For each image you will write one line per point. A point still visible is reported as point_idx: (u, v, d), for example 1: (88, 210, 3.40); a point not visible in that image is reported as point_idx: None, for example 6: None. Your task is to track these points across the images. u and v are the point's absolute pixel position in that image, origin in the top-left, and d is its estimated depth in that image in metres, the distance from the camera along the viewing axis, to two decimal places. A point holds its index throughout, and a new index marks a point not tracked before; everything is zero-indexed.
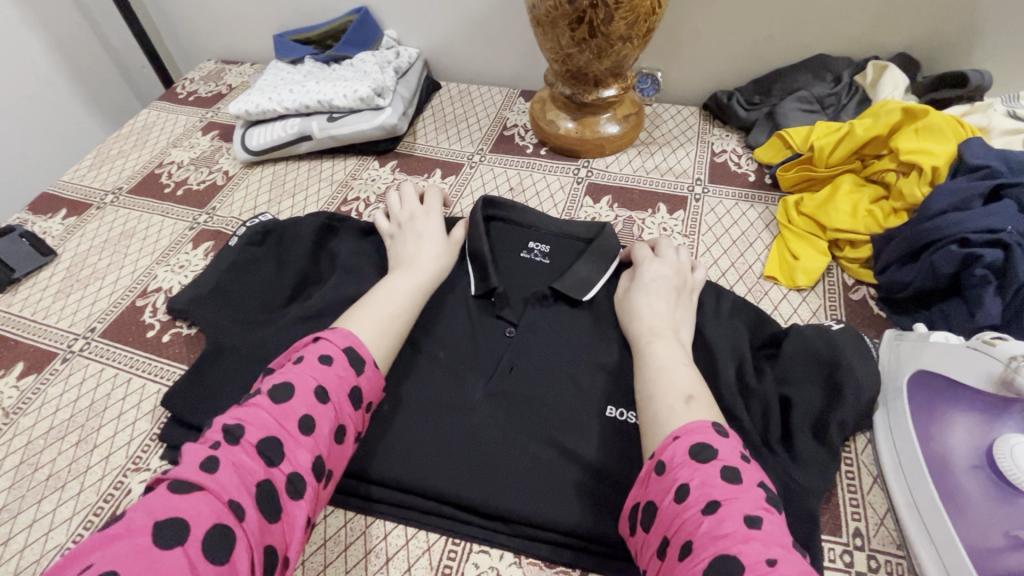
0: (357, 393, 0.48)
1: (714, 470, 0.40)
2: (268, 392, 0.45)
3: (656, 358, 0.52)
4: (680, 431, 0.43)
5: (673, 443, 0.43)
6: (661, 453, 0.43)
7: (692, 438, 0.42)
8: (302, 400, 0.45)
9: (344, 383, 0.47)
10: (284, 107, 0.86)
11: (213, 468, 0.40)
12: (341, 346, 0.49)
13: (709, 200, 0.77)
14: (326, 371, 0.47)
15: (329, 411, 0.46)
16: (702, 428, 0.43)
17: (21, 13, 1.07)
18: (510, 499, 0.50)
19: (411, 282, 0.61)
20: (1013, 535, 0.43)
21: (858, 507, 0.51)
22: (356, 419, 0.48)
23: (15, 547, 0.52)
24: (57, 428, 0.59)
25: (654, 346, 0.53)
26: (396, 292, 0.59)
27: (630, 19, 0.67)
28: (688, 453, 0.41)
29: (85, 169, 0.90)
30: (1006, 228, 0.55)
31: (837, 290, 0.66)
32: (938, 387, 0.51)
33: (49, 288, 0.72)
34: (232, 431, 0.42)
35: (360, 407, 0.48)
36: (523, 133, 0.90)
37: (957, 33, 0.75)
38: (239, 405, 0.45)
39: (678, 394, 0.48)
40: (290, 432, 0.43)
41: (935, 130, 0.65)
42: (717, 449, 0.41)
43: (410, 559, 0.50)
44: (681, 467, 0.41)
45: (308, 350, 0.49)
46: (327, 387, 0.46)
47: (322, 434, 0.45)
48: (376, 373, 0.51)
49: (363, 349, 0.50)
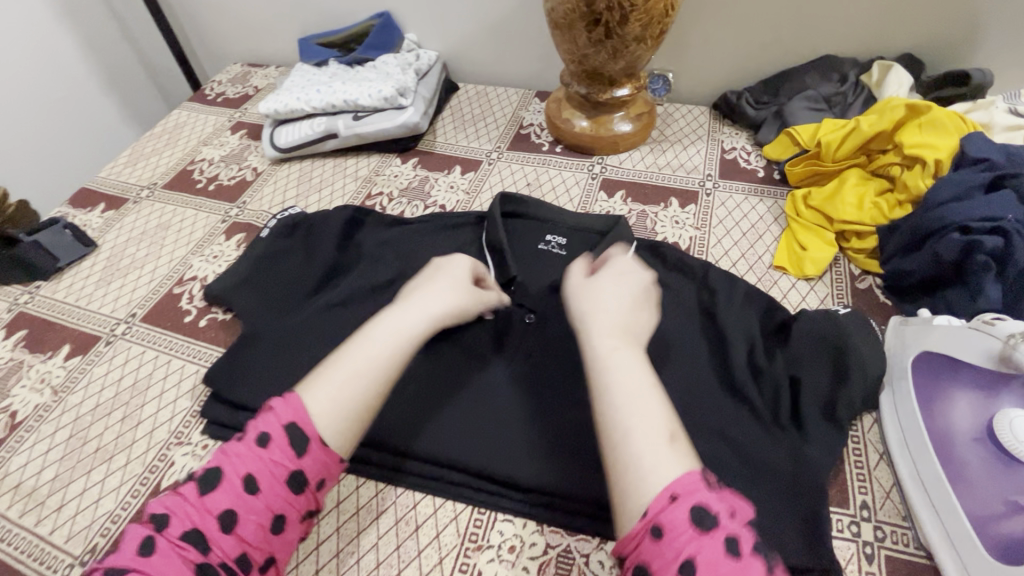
0: (297, 478, 0.42)
1: (717, 543, 0.36)
2: (205, 475, 0.42)
3: (616, 382, 0.44)
4: (677, 490, 0.38)
5: (671, 506, 0.37)
6: (657, 513, 0.37)
7: (692, 501, 0.37)
8: (228, 492, 0.41)
9: (281, 469, 0.42)
10: (311, 106, 0.90)
11: (146, 553, 0.38)
12: (281, 424, 0.43)
13: (719, 194, 0.80)
14: (260, 456, 0.42)
15: (257, 503, 0.41)
16: (699, 485, 0.38)
17: (60, 19, 1.13)
18: (534, 471, 0.53)
19: (401, 329, 0.51)
20: (1013, 501, 0.45)
21: (865, 481, 0.53)
22: (301, 502, 0.43)
23: (68, 513, 0.55)
24: (103, 405, 0.63)
25: (612, 370, 0.45)
26: (386, 338, 0.50)
27: (644, 21, 0.71)
28: (691, 521, 0.36)
29: (122, 165, 0.94)
30: (1006, 216, 0.57)
31: (844, 279, 0.69)
32: (941, 367, 0.53)
33: (91, 276, 0.77)
34: (159, 521, 0.40)
35: (303, 492, 0.43)
36: (539, 132, 0.94)
37: (960, 34, 0.78)
38: (179, 486, 0.43)
39: (660, 432, 0.41)
40: (211, 527, 0.40)
41: (938, 125, 0.68)
42: (715, 513, 0.37)
43: (439, 527, 0.53)
44: (683, 540, 0.36)
45: (252, 425, 0.44)
46: (260, 474, 0.41)
47: (247, 530, 0.40)
48: (323, 454, 0.43)
49: (311, 426, 0.43)
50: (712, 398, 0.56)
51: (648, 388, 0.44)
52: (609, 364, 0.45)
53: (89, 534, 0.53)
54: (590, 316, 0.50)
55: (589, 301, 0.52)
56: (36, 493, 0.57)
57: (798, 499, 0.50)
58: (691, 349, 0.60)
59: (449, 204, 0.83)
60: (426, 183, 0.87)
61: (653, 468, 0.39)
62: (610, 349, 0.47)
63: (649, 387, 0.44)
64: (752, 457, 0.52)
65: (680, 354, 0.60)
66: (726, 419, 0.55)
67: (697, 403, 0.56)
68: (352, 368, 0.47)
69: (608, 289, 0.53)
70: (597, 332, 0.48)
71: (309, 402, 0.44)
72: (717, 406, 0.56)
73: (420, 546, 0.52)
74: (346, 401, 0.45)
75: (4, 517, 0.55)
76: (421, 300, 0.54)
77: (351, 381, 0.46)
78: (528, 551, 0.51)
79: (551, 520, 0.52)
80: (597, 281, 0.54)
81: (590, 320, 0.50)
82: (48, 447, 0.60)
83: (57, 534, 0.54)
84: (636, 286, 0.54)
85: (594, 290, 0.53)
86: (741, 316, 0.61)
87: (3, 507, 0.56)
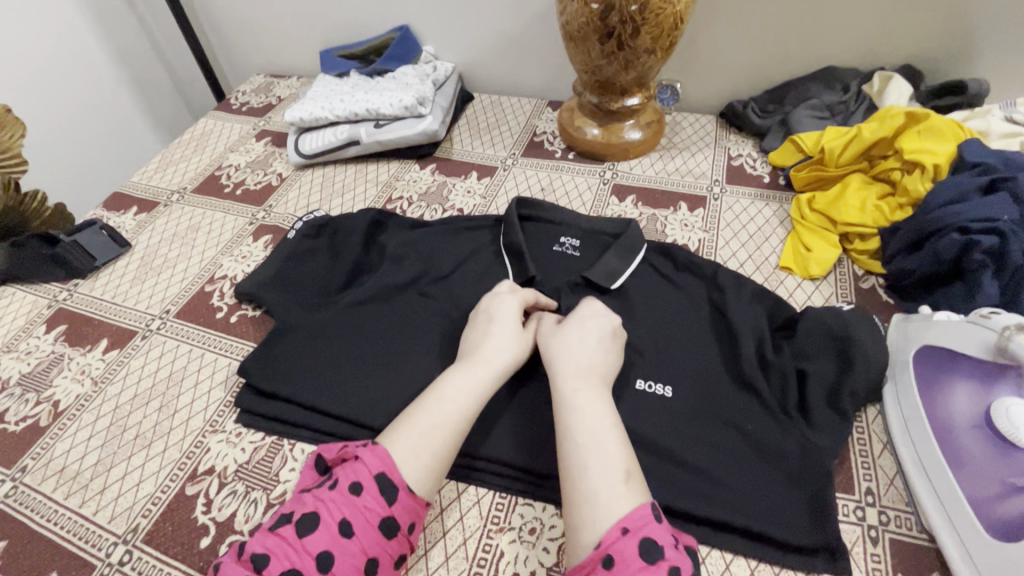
0: (389, 522, 0.46)
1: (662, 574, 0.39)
2: (299, 518, 0.44)
3: (575, 423, 0.49)
4: (628, 524, 0.42)
5: (622, 538, 0.41)
6: (608, 544, 0.41)
7: (641, 534, 0.41)
8: (325, 535, 0.44)
9: (373, 516, 0.45)
10: (335, 114, 0.94)
11: None
12: (373, 472, 0.46)
13: (726, 199, 0.84)
14: (355, 502, 0.45)
15: (352, 546, 0.44)
16: (648, 519, 0.42)
17: (93, 32, 1.19)
18: (553, 457, 0.56)
19: (467, 384, 0.54)
20: (1009, 482, 0.47)
21: (870, 469, 0.56)
22: (388, 549, 0.45)
23: (110, 495, 0.58)
24: (142, 395, 0.66)
25: (573, 412, 0.50)
26: (458, 392, 0.53)
27: (655, 34, 0.75)
28: (638, 552, 0.40)
29: (152, 171, 0.99)
30: (1002, 217, 0.60)
31: (848, 279, 0.72)
32: (942, 360, 0.56)
33: (126, 275, 0.81)
34: (258, 562, 0.42)
35: (395, 536, 0.46)
36: (552, 139, 0.98)
37: (958, 46, 0.81)
38: (273, 527, 0.45)
39: (617, 471, 0.46)
40: (310, 567, 0.42)
41: (936, 132, 0.71)
42: (662, 546, 0.41)
43: (463, 510, 0.56)
44: (630, 569, 0.40)
45: (343, 473, 0.47)
46: (353, 521, 0.44)
47: (344, 571, 0.43)
48: (411, 501, 0.47)
49: (397, 474, 0.47)
50: (721, 390, 0.59)
51: (604, 429, 0.49)
52: (571, 406, 0.51)
53: (131, 515, 0.56)
54: (557, 362, 0.55)
55: (557, 348, 0.57)
56: (80, 476, 0.60)
57: (804, 483, 0.52)
58: (702, 344, 0.63)
59: (466, 208, 0.87)
60: (444, 188, 0.91)
61: (608, 503, 0.44)
62: (573, 394, 0.52)
63: (609, 429, 0.49)
64: (761, 444, 0.55)
65: (691, 349, 0.63)
66: (736, 409, 0.57)
67: (707, 394, 0.59)
68: (430, 422, 0.51)
69: (575, 336, 0.57)
70: (563, 377, 0.54)
71: (392, 454, 0.48)
72: (726, 397, 0.58)
73: (445, 528, 0.54)
74: (425, 451, 0.49)
75: (50, 499, 0.58)
76: (487, 352, 0.57)
77: (428, 436, 0.50)
78: (548, 532, 0.53)
79: None
80: (567, 326, 0.59)
81: (557, 366, 0.55)
82: (90, 434, 0.63)
83: (101, 514, 0.57)
84: (602, 330, 0.58)
85: (561, 337, 0.58)
86: (749, 312, 0.64)
87: (49, 489, 0.59)
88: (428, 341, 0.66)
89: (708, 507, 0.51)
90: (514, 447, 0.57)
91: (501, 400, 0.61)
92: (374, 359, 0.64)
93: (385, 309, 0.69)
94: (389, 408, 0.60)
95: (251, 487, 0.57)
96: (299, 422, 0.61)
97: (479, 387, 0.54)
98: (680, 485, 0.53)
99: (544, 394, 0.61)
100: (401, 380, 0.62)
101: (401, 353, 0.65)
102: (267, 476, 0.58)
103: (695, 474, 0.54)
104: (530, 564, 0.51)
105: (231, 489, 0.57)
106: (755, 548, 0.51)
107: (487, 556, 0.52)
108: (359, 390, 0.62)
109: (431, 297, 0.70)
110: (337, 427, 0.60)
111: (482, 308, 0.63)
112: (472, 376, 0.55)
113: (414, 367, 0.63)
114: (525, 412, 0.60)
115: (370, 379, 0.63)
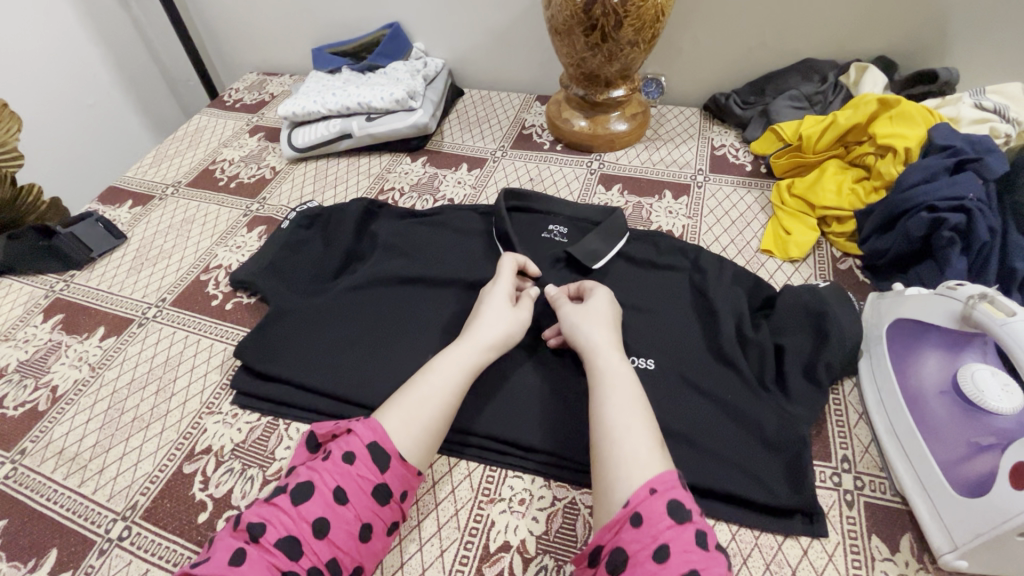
0: (383, 490, 0.47)
1: (688, 533, 0.41)
2: (292, 490, 0.46)
3: (613, 393, 0.51)
4: (657, 485, 0.43)
5: (650, 497, 0.42)
6: (637, 503, 0.42)
7: (669, 496, 0.43)
8: (320, 502, 0.45)
9: (367, 484, 0.47)
10: (327, 109, 0.96)
11: (240, 560, 0.41)
12: (365, 442, 0.48)
13: (710, 187, 0.86)
14: (347, 472, 0.46)
15: (347, 512, 0.45)
16: (675, 483, 0.44)
17: (85, 31, 1.20)
18: (540, 433, 0.58)
19: (458, 361, 0.56)
20: (976, 442, 0.49)
21: (845, 438, 0.58)
22: (385, 514, 0.47)
23: (109, 475, 0.59)
24: (139, 379, 0.68)
25: (613, 382, 0.52)
26: (449, 368, 0.55)
27: (637, 26, 0.77)
28: (667, 511, 0.42)
29: (147, 166, 1.00)
30: (968, 196, 0.63)
31: (827, 261, 0.74)
32: (912, 331, 0.58)
33: (122, 265, 0.83)
34: (254, 530, 0.44)
35: (388, 503, 0.48)
36: (541, 132, 1.00)
37: (930, 38, 0.84)
38: (268, 498, 0.46)
39: (651, 436, 0.48)
40: (306, 533, 0.44)
41: (907, 117, 0.74)
42: (688, 509, 0.43)
43: (455, 483, 0.57)
44: (659, 526, 0.41)
45: (335, 444, 0.48)
46: (347, 489, 0.46)
47: (339, 536, 0.45)
48: (402, 467, 0.49)
49: (390, 443, 0.49)
50: (703, 365, 0.61)
51: (637, 400, 0.51)
52: (609, 376, 0.53)
53: (130, 493, 0.58)
54: (595, 339, 0.57)
55: (594, 326, 0.58)
56: (79, 457, 0.61)
57: (781, 448, 0.54)
58: (684, 323, 0.65)
59: (456, 198, 0.89)
60: (435, 179, 0.93)
61: (644, 465, 0.45)
62: (615, 366, 0.54)
63: (638, 402, 0.51)
64: (740, 414, 0.57)
65: (674, 327, 0.65)
66: (716, 381, 0.60)
67: (689, 367, 0.61)
68: (421, 394, 0.53)
69: (606, 319, 0.59)
70: (603, 352, 0.55)
71: (385, 425, 0.50)
72: (707, 370, 0.61)
73: (437, 500, 0.56)
74: (417, 424, 0.51)
75: (50, 479, 0.60)
76: (479, 328, 0.59)
77: (419, 407, 0.52)
78: (537, 503, 0.55)
79: (557, 476, 0.56)
80: (596, 307, 0.60)
81: (594, 342, 0.56)
82: (88, 417, 0.65)
83: (100, 492, 0.58)
84: (614, 318, 0.60)
85: (594, 317, 0.59)
86: (730, 292, 0.66)
87: (48, 470, 0.60)
88: (420, 324, 0.68)
89: (690, 474, 0.53)
90: (504, 422, 0.59)
91: (491, 378, 0.62)
92: (366, 342, 0.66)
93: (379, 295, 0.71)
94: (381, 388, 0.62)
95: (248, 465, 0.59)
96: (297, 403, 0.63)
97: (470, 365, 0.56)
98: (664, 455, 0.55)
99: (533, 372, 0.63)
100: (394, 361, 0.64)
101: (393, 336, 0.67)
102: (263, 454, 0.60)
103: (678, 441, 0.56)
104: (520, 533, 0.53)
105: (228, 467, 0.59)
106: (735, 512, 0.53)
107: (479, 525, 0.54)
108: (352, 372, 0.64)
109: (423, 282, 0.72)
110: (332, 407, 0.62)
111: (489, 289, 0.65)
112: (466, 353, 0.57)
113: (407, 349, 0.65)
114: (515, 388, 0.62)
115: (363, 360, 0.64)
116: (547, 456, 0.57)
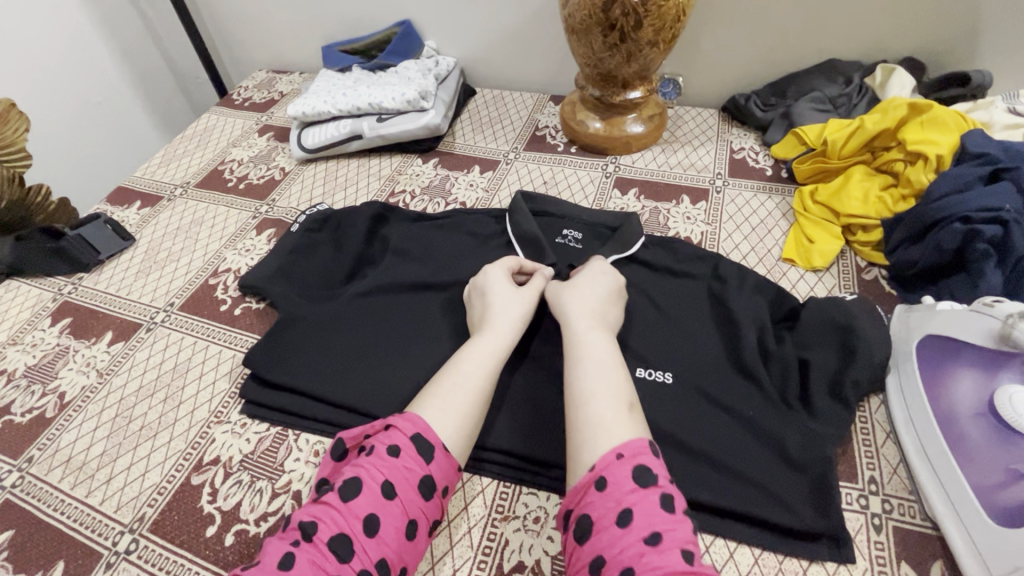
0: (428, 483, 0.46)
1: (654, 497, 0.42)
2: (340, 487, 0.45)
3: (586, 357, 0.53)
4: (624, 451, 0.44)
5: (616, 462, 0.44)
6: (602, 468, 0.44)
7: (636, 461, 0.44)
8: (370, 497, 0.44)
9: (413, 478, 0.45)
10: (337, 109, 0.94)
11: (289, 565, 0.40)
12: (410, 435, 0.47)
13: (729, 192, 0.84)
14: (394, 465, 0.45)
15: (396, 508, 0.44)
16: (644, 449, 0.45)
17: (94, 28, 1.19)
18: (555, 448, 0.56)
19: (485, 346, 0.56)
20: (1013, 469, 0.47)
21: (873, 458, 0.56)
22: (430, 509, 0.46)
23: (116, 485, 0.58)
24: (146, 387, 0.67)
25: (584, 348, 0.54)
26: (479, 356, 0.55)
27: (657, 27, 0.75)
28: (631, 475, 0.43)
29: (156, 166, 0.99)
30: (1005, 207, 0.60)
31: (850, 271, 0.71)
32: (945, 349, 0.56)
33: (130, 268, 0.82)
34: (307, 529, 0.43)
35: (433, 498, 0.46)
36: (555, 133, 0.98)
37: (960, 39, 0.81)
38: (317, 499, 0.45)
39: (621, 400, 0.49)
40: (358, 531, 0.43)
41: (939, 123, 0.71)
42: (656, 475, 0.43)
43: (468, 499, 0.56)
44: (623, 489, 0.42)
45: (377, 439, 0.47)
46: (395, 483, 0.45)
47: (388, 533, 0.43)
48: (447, 458, 0.48)
49: (432, 434, 0.48)
50: (724, 379, 0.59)
51: (612, 364, 0.52)
52: (584, 343, 0.54)
53: (137, 504, 0.57)
54: (570, 307, 0.58)
55: (570, 297, 0.60)
56: (86, 467, 0.60)
57: (806, 469, 0.52)
58: (704, 334, 0.63)
59: (469, 201, 0.87)
60: (447, 182, 0.91)
61: (610, 428, 0.46)
62: (587, 331, 0.55)
63: (612, 368, 0.52)
64: (762, 432, 0.55)
65: (693, 339, 0.63)
66: (736, 396, 0.58)
67: (708, 381, 0.59)
68: (455, 382, 0.52)
69: (588, 287, 0.61)
70: (577, 319, 0.57)
71: (425, 416, 0.49)
72: (727, 384, 0.59)
73: (449, 517, 0.55)
74: (453, 412, 0.50)
75: (57, 489, 0.59)
76: (498, 315, 0.59)
77: (451, 395, 0.51)
78: (552, 521, 0.53)
79: None
80: (575, 280, 0.62)
81: (570, 309, 0.58)
82: (96, 425, 0.64)
83: (107, 504, 0.57)
84: (607, 283, 0.62)
85: (574, 289, 0.61)
86: (751, 303, 0.64)
87: (55, 480, 0.59)
88: (431, 332, 0.66)
89: (712, 494, 0.52)
90: (518, 437, 0.58)
91: (504, 390, 0.61)
92: (376, 349, 0.65)
93: (390, 302, 0.69)
94: (390, 399, 0.60)
95: (257, 477, 0.58)
96: (304, 412, 0.61)
97: (500, 349, 0.56)
98: (684, 473, 0.53)
99: (548, 385, 0.61)
100: (404, 372, 0.62)
101: (404, 344, 0.65)
102: (272, 465, 0.58)
103: (698, 459, 0.54)
104: (535, 552, 0.52)
105: (236, 479, 0.58)
106: (758, 535, 0.51)
107: (493, 544, 0.52)
108: (361, 381, 0.62)
109: (434, 289, 0.71)
110: (341, 417, 0.60)
111: (477, 282, 0.64)
112: (492, 339, 0.57)
113: (418, 359, 0.64)
114: (529, 401, 0.60)
115: (373, 369, 0.63)
116: (562, 472, 0.55)
